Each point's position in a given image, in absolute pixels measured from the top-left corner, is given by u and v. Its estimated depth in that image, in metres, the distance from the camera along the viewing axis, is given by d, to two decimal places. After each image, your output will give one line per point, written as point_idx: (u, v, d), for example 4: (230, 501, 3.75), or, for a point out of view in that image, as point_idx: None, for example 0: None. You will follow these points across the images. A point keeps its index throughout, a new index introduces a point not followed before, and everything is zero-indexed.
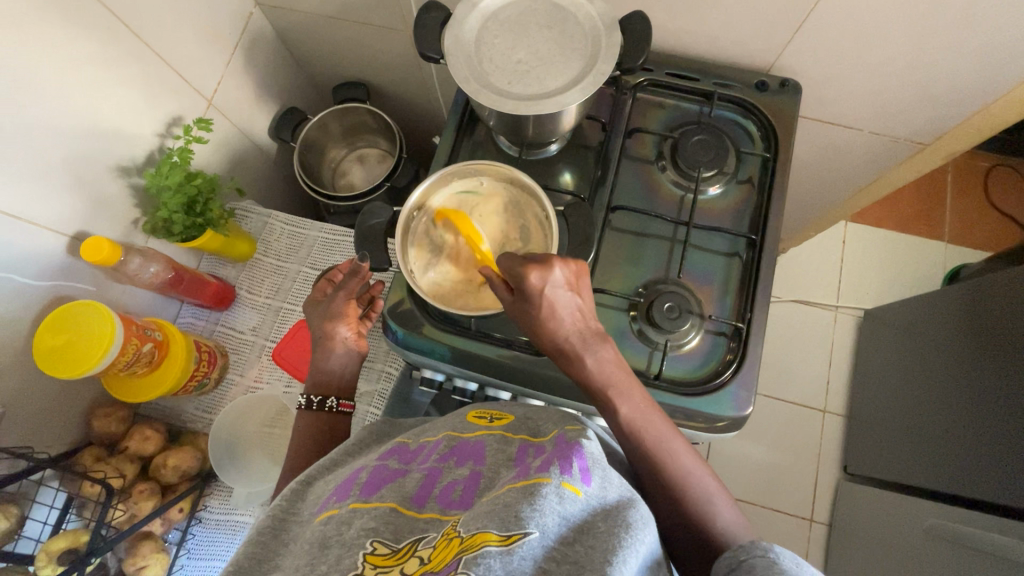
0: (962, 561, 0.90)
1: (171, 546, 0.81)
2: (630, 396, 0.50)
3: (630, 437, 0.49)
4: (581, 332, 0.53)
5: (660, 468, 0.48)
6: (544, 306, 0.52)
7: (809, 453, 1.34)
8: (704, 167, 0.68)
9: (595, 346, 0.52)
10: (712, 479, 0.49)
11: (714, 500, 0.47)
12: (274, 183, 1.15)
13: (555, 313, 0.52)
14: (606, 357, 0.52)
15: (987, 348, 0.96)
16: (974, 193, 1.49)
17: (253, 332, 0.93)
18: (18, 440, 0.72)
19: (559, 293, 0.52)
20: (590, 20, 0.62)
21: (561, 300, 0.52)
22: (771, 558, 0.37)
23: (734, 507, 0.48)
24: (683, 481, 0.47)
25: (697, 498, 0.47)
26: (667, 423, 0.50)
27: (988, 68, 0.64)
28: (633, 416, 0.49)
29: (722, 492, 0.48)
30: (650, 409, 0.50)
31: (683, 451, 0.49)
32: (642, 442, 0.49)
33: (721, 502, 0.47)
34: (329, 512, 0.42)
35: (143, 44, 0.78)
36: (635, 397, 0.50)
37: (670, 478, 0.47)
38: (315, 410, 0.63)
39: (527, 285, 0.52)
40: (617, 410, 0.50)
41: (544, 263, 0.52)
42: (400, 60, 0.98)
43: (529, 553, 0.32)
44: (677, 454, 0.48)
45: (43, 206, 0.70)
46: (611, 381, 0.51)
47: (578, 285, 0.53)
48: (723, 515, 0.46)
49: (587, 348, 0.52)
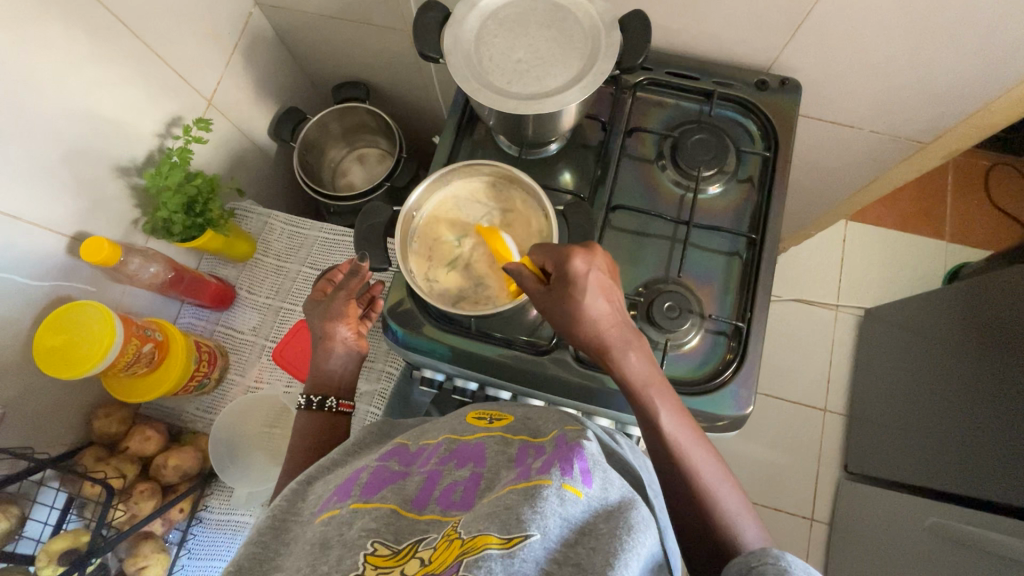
0: (963, 560, 0.90)
1: (172, 546, 0.81)
2: (667, 403, 0.50)
3: (667, 445, 0.49)
4: (621, 328, 0.52)
5: (691, 479, 0.48)
6: (587, 297, 0.51)
7: (809, 452, 1.34)
8: (704, 166, 0.67)
9: (635, 343, 0.52)
10: (739, 496, 0.48)
11: (740, 515, 0.46)
12: (274, 183, 1.15)
13: (597, 302, 0.51)
14: (645, 356, 0.51)
15: (987, 347, 0.96)
16: (974, 191, 1.49)
17: (253, 332, 0.93)
18: (18, 441, 0.72)
19: (602, 286, 0.52)
20: (589, 19, 0.62)
21: (603, 292, 0.52)
22: (781, 566, 0.37)
23: (758, 526, 0.47)
24: (712, 494, 0.47)
25: (722, 510, 0.46)
26: (702, 438, 0.50)
27: (989, 67, 0.64)
28: (670, 423, 0.49)
29: (748, 511, 0.47)
30: (684, 417, 0.50)
31: (711, 462, 0.49)
32: (677, 451, 0.48)
33: (748, 521, 0.46)
34: (329, 513, 0.42)
35: (142, 44, 0.78)
36: (671, 404, 0.50)
37: (699, 487, 0.47)
38: (315, 410, 0.63)
39: (571, 269, 0.51)
40: (656, 415, 0.49)
41: (587, 254, 0.52)
42: (400, 60, 0.98)
43: (531, 556, 0.32)
44: (705, 465, 0.48)
45: (43, 206, 0.70)
46: (648, 380, 0.50)
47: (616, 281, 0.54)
48: (749, 532, 0.45)
49: (629, 345, 0.51)
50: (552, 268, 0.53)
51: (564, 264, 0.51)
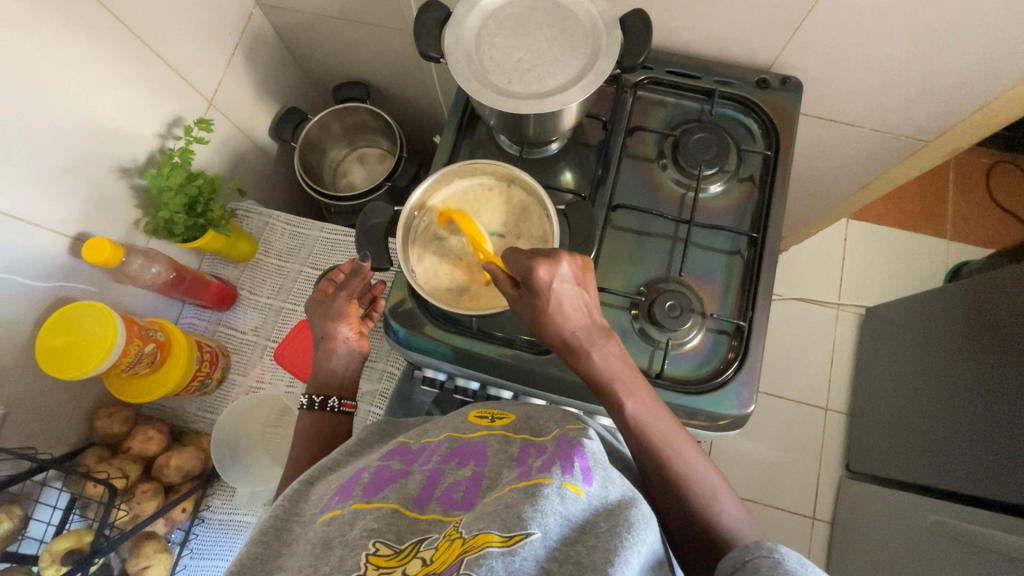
0: (966, 559, 0.90)
1: (175, 546, 0.81)
2: (635, 393, 0.50)
3: (635, 434, 0.49)
4: (588, 327, 0.52)
5: (666, 466, 0.47)
6: (552, 302, 0.51)
7: (810, 451, 1.34)
8: (705, 165, 0.68)
9: (601, 341, 0.51)
10: (715, 475, 0.48)
11: (719, 498, 0.47)
12: (275, 183, 1.15)
13: (564, 309, 0.51)
14: (613, 353, 0.51)
15: (989, 346, 0.95)
16: (976, 190, 1.49)
17: (255, 333, 0.93)
18: (21, 441, 0.72)
19: (565, 289, 0.51)
20: (590, 18, 0.62)
21: (567, 295, 0.51)
22: (776, 559, 0.37)
23: (737, 505, 0.47)
24: (687, 478, 0.47)
25: (701, 495, 0.47)
26: (673, 422, 0.50)
27: (990, 65, 0.64)
28: (639, 413, 0.49)
29: (725, 488, 0.48)
30: (655, 407, 0.50)
31: (687, 449, 0.48)
32: (646, 439, 0.48)
33: (726, 501, 0.47)
34: (331, 513, 0.42)
35: (143, 45, 0.78)
36: (641, 395, 0.50)
37: (674, 472, 0.47)
38: (317, 410, 0.63)
39: (535, 280, 0.50)
40: (622, 406, 0.49)
41: (550, 257, 0.51)
42: (400, 60, 0.98)
43: (531, 554, 0.32)
44: (680, 451, 0.48)
45: (45, 207, 0.71)
46: (617, 377, 0.50)
47: (583, 279, 0.53)
48: (728, 513, 0.46)
49: (594, 344, 0.51)
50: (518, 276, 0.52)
51: (527, 276, 0.50)
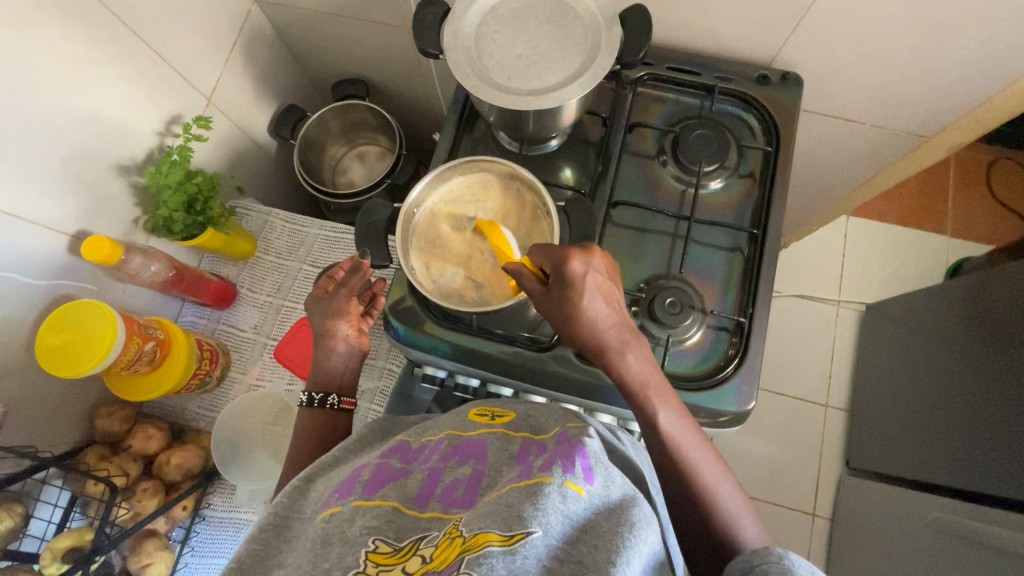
0: (966, 554, 0.90)
1: (176, 543, 0.81)
2: (665, 402, 0.50)
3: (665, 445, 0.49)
4: (619, 329, 0.52)
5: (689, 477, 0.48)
6: (584, 297, 0.51)
7: (810, 448, 1.34)
8: (705, 161, 0.67)
9: (633, 343, 0.52)
10: (734, 489, 0.48)
11: (741, 514, 0.47)
12: (274, 180, 1.15)
13: (595, 305, 0.51)
14: (644, 357, 0.52)
15: (990, 342, 0.95)
16: (975, 186, 1.49)
17: (254, 330, 0.93)
18: (21, 439, 0.72)
19: (599, 284, 0.52)
20: (590, 15, 0.62)
21: (601, 290, 0.52)
22: (785, 565, 0.37)
23: (757, 523, 0.47)
24: (711, 491, 0.47)
25: (723, 510, 0.47)
26: (699, 435, 0.50)
27: (991, 60, 0.63)
28: (669, 424, 0.49)
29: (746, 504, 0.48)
30: (683, 419, 0.50)
31: (710, 462, 0.49)
32: (674, 449, 0.49)
33: (748, 517, 0.47)
34: (331, 510, 0.42)
35: (142, 42, 0.78)
36: (671, 405, 0.50)
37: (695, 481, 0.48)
38: (316, 407, 0.63)
39: (569, 271, 0.51)
40: (654, 415, 0.49)
41: (584, 252, 0.52)
42: (399, 56, 0.98)
43: (532, 553, 0.32)
44: (706, 465, 0.48)
45: (44, 205, 0.70)
46: (647, 381, 0.51)
47: (614, 280, 0.53)
48: (750, 530, 0.46)
49: (627, 345, 0.51)
50: (550, 269, 0.52)
51: (561, 266, 0.51)
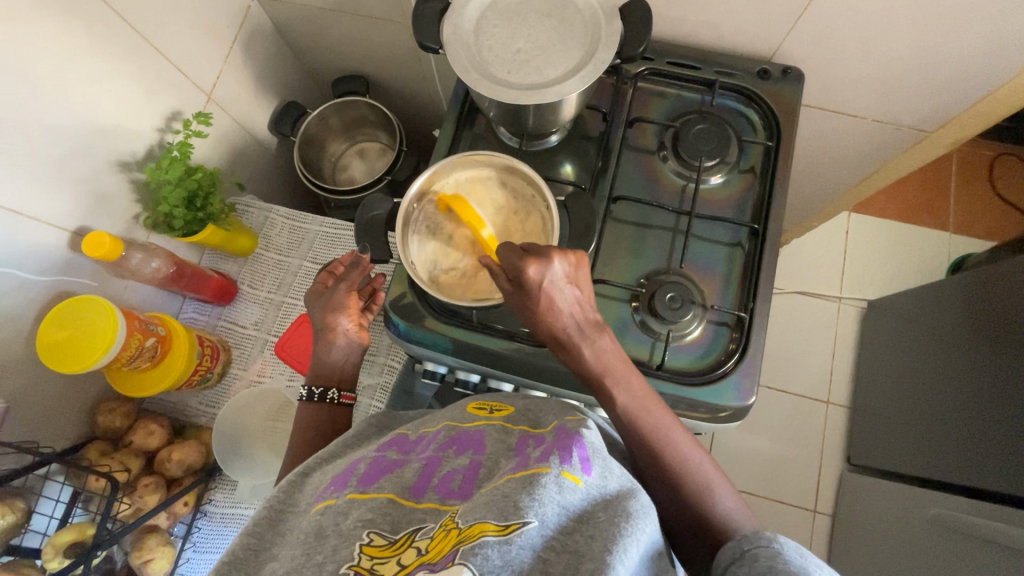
0: (968, 551, 0.90)
1: (178, 539, 0.82)
2: (628, 386, 0.50)
3: (627, 425, 0.49)
4: (580, 324, 0.52)
5: (665, 463, 0.48)
6: (543, 301, 0.51)
7: (812, 444, 1.34)
8: (706, 157, 0.67)
9: (593, 336, 0.52)
10: (710, 465, 0.49)
11: (713, 486, 0.47)
12: (275, 177, 1.15)
13: (555, 307, 0.51)
14: (606, 348, 0.52)
15: (992, 338, 0.95)
16: (978, 182, 1.48)
17: (255, 327, 0.93)
18: (23, 435, 0.72)
19: (559, 288, 0.51)
20: (590, 8, 0.62)
21: (560, 293, 0.51)
22: (776, 549, 0.37)
23: (732, 493, 0.48)
24: (681, 469, 0.47)
25: (695, 485, 0.47)
26: (665, 412, 0.50)
27: (993, 54, 0.63)
28: (630, 405, 0.50)
29: (720, 477, 0.48)
30: (647, 398, 0.50)
31: (678, 438, 0.49)
32: (638, 430, 0.49)
33: (721, 489, 0.47)
34: (326, 502, 0.42)
35: (142, 39, 0.78)
36: (632, 386, 0.50)
37: (668, 463, 0.48)
38: (316, 401, 0.63)
39: (525, 280, 0.50)
40: (614, 399, 0.50)
41: (543, 257, 0.50)
42: (399, 52, 0.98)
43: (527, 542, 0.33)
44: (673, 442, 0.48)
45: (44, 202, 0.71)
46: (607, 369, 0.51)
47: (578, 278, 0.52)
48: (724, 502, 0.46)
49: (585, 339, 0.52)
50: (510, 274, 0.52)
51: (518, 275, 0.50)
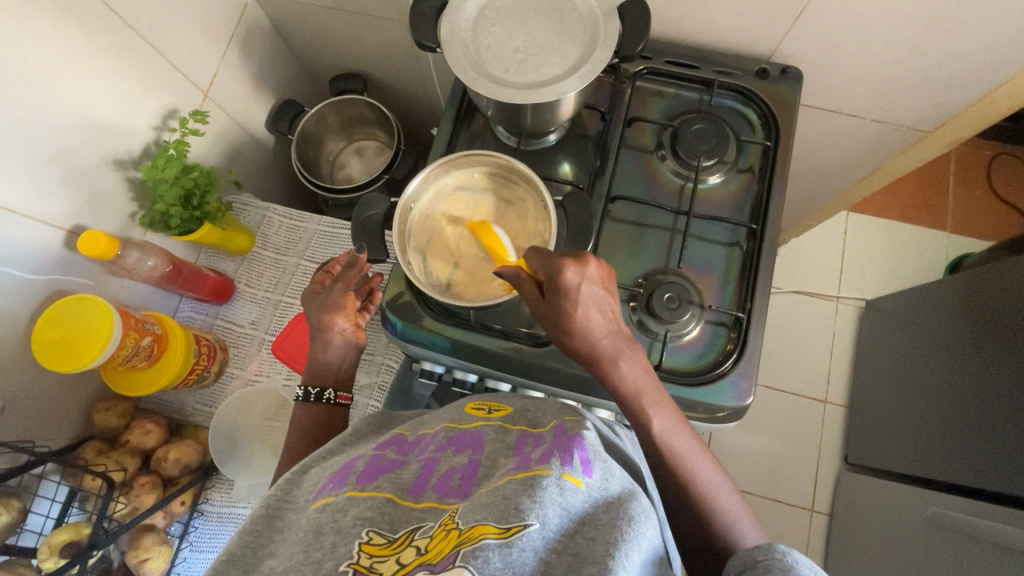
0: (964, 550, 0.90)
1: (174, 538, 0.81)
2: (663, 409, 0.50)
3: (660, 451, 0.49)
4: (613, 338, 0.51)
5: (676, 469, 0.48)
6: (579, 307, 0.50)
7: (809, 443, 1.34)
8: (704, 156, 0.67)
9: (627, 352, 0.51)
10: (719, 474, 0.49)
11: (740, 519, 0.47)
12: (272, 175, 1.14)
13: (590, 315, 0.50)
14: (638, 364, 0.51)
15: (989, 339, 0.95)
16: (976, 181, 1.48)
17: (253, 326, 0.93)
18: (18, 433, 0.72)
19: (594, 293, 0.51)
20: (587, 7, 0.61)
21: (595, 299, 0.51)
22: (789, 563, 0.37)
23: (756, 527, 0.48)
24: (710, 499, 0.47)
25: (722, 516, 0.47)
26: (695, 440, 0.50)
27: (992, 54, 0.63)
28: (664, 430, 0.49)
29: (730, 488, 0.49)
30: (680, 425, 0.50)
31: (708, 469, 0.49)
32: (671, 456, 0.48)
33: (747, 523, 0.47)
34: (325, 500, 0.42)
35: (139, 37, 0.77)
36: (667, 412, 0.50)
37: (679, 470, 0.48)
38: (313, 401, 0.63)
39: (563, 283, 0.50)
40: (649, 423, 0.49)
41: (578, 260, 0.51)
42: (397, 50, 0.97)
43: (529, 545, 0.32)
44: (703, 471, 0.49)
45: (40, 199, 0.70)
46: (641, 388, 0.50)
47: (609, 287, 0.52)
48: (749, 535, 0.46)
49: (620, 354, 0.51)
50: (545, 277, 0.51)
51: (555, 277, 0.49)
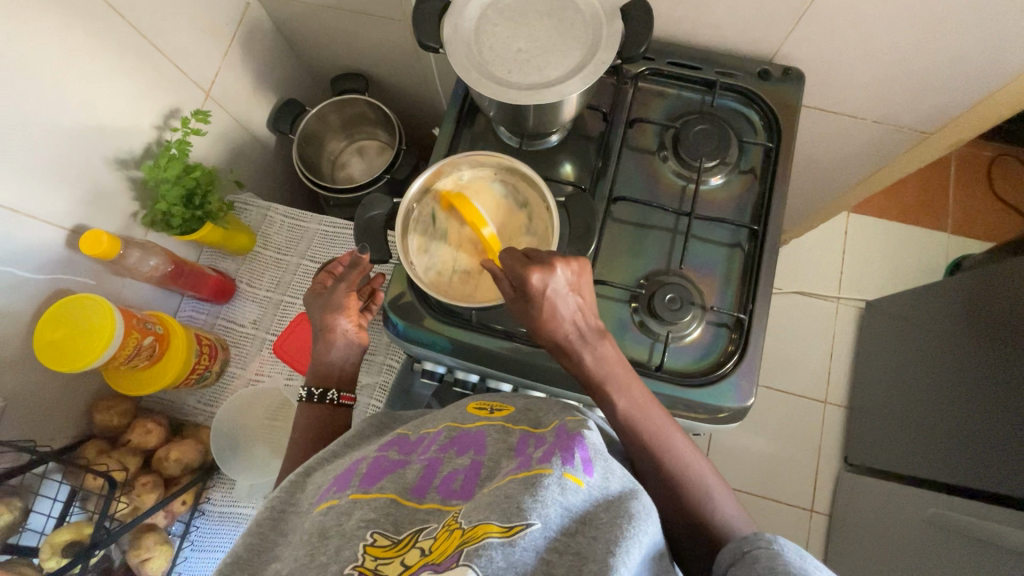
0: (964, 551, 0.90)
1: (176, 537, 0.81)
2: (628, 391, 0.50)
3: (625, 431, 0.50)
4: (581, 330, 0.52)
5: (657, 460, 0.48)
6: (545, 308, 0.51)
7: (809, 444, 1.34)
8: (706, 157, 0.67)
9: (595, 343, 0.52)
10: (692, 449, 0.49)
11: (714, 492, 0.47)
12: (274, 174, 1.14)
13: (557, 314, 0.52)
14: (606, 355, 0.52)
15: (989, 340, 0.95)
16: (976, 182, 1.48)
17: (254, 325, 0.93)
18: (20, 433, 0.72)
19: (561, 294, 0.51)
20: (590, 8, 0.61)
21: (563, 300, 0.51)
22: (775, 549, 0.37)
23: (733, 499, 0.48)
24: (681, 475, 0.47)
25: (696, 491, 0.47)
26: (664, 417, 0.50)
27: (995, 55, 0.63)
28: (628, 411, 0.50)
29: (705, 464, 0.49)
30: (645, 402, 0.50)
31: (678, 442, 0.49)
32: (636, 435, 0.49)
33: (722, 495, 0.47)
34: (329, 503, 0.42)
35: (140, 36, 0.77)
36: (632, 393, 0.50)
37: (668, 467, 0.48)
38: (315, 402, 0.63)
39: (528, 287, 0.51)
40: (613, 405, 0.50)
41: (545, 264, 0.51)
42: (399, 50, 0.97)
43: (531, 544, 0.33)
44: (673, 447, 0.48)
45: (42, 200, 0.70)
46: (608, 377, 0.51)
47: (579, 285, 0.52)
48: (723, 508, 0.46)
49: (586, 346, 0.52)
50: (513, 281, 0.52)
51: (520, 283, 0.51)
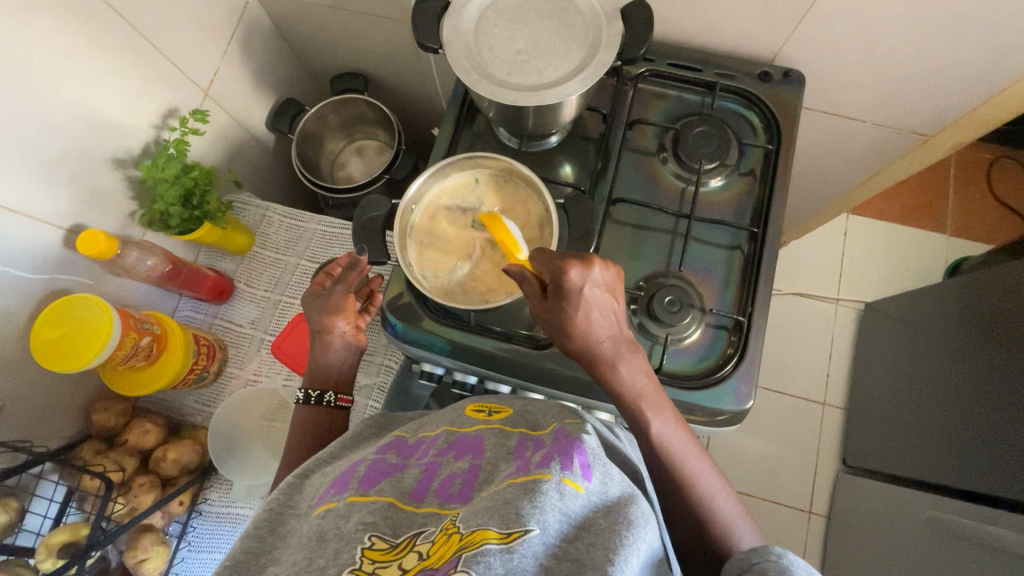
0: (963, 554, 0.90)
1: (173, 538, 0.81)
2: (661, 412, 0.50)
3: (657, 451, 0.49)
4: (614, 341, 0.51)
5: (684, 484, 0.48)
6: (580, 308, 0.50)
7: (808, 445, 1.34)
8: (705, 159, 0.67)
9: (627, 355, 0.51)
10: (718, 478, 0.49)
11: (737, 523, 0.47)
12: (273, 174, 1.14)
13: (592, 317, 0.50)
14: (638, 367, 0.51)
15: (989, 343, 0.95)
16: (976, 184, 1.48)
17: (252, 325, 0.92)
18: (18, 433, 0.72)
19: (597, 296, 0.50)
20: (590, 8, 0.61)
21: (598, 302, 0.50)
22: (783, 564, 0.37)
23: (754, 531, 0.47)
24: (706, 501, 0.47)
25: (719, 518, 0.47)
26: (694, 442, 0.50)
27: (996, 57, 0.63)
28: (662, 432, 0.49)
29: (730, 494, 0.49)
30: (677, 426, 0.50)
31: (706, 470, 0.49)
32: (667, 457, 0.49)
33: (745, 526, 0.47)
34: (327, 506, 0.42)
35: (137, 35, 0.77)
36: (666, 414, 0.50)
37: (694, 491, 0.48)
38: (314, 403, 0.63)
39: (565, 284, 0.50)
40: (647, 424, 0.50)
41: (583, 262, 0.50)
42: (398, 50, 0.97)
43: (530, 551, 0.32)
44: (701, 473, 0.49)
45: (40, 199, 0.70)
46: (641, 393, 0.50)
47: (614, 288, 0.52)
48: (746, 538, 0.46)
49: (619, 357, 0.51)
50: (549, 279, 0.51)
51: (558, 279, 0.50)
